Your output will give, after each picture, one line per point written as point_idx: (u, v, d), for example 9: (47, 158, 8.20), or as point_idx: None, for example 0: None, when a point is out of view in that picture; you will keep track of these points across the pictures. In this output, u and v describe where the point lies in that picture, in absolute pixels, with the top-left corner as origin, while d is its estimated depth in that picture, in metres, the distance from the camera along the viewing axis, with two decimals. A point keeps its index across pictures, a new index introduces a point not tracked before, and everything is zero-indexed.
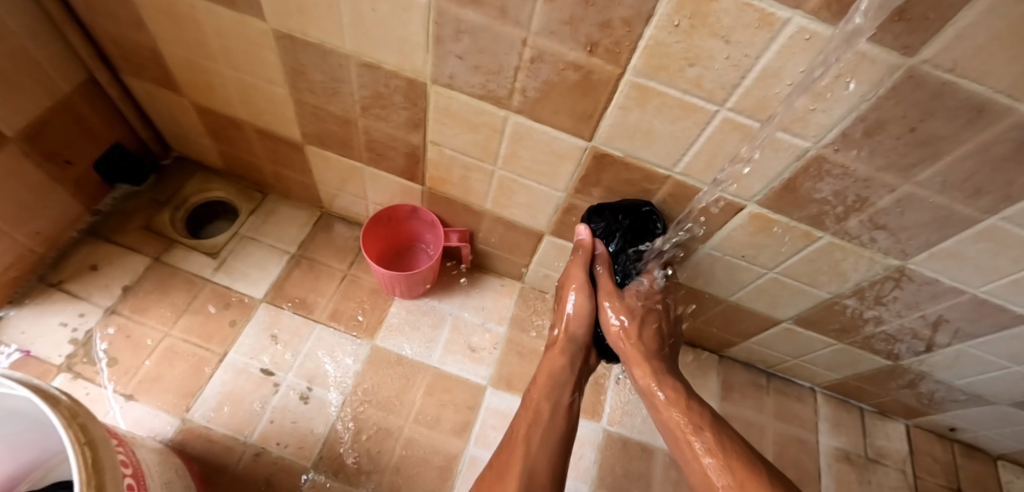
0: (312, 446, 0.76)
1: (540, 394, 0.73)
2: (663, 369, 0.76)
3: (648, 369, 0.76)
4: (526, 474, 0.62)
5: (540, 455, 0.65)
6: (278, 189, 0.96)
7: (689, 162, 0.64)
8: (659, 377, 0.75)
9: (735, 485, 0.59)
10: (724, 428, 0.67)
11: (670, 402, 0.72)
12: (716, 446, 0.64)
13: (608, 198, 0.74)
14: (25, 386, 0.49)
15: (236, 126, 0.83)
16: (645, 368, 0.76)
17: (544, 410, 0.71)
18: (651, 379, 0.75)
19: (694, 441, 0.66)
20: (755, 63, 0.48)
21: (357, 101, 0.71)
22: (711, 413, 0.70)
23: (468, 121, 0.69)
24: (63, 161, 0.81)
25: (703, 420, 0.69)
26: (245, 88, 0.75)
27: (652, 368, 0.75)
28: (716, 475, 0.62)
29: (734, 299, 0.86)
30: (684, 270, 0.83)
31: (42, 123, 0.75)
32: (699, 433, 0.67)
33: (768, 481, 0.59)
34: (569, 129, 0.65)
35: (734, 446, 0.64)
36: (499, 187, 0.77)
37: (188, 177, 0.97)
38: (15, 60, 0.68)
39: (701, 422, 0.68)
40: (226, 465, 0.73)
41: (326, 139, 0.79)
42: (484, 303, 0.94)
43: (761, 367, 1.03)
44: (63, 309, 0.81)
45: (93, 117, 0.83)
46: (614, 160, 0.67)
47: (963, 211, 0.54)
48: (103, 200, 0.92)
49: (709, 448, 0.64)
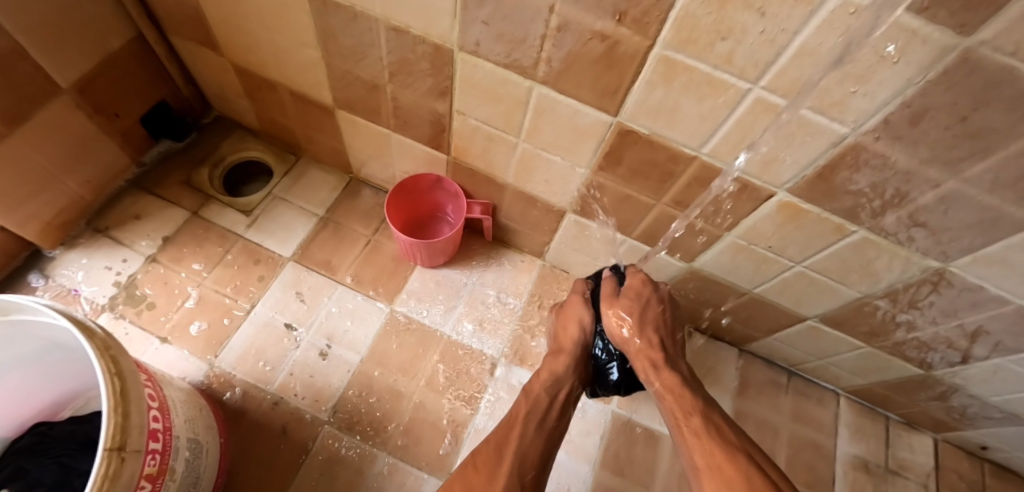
0: (326, 400, 0.80)
1: (540, 385, 0.73)
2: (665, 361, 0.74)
3: (648, 362, 0.74)
4: (519, 456, 0.63)
5: (534, 441, 0.66)
6: (310, 153, 0.98)
7: (717, 143, 0.62)
8: (658, 368, 0.73)
9: (712, 464, 0.57)
10: (715, 423, 0.64)
11: (666, 390, 0.71)
12: (703, 430, 0.63)
13: (631, 178, 0.72)
14: (65, 316, 0.53)
15: (271, 88, 0.86)
16: (645, 361, 0.74)
17: (544, 398, 0.71)
18: (650, 370, 0.73)
19: (683, 425, 0.65)
20: (793, 39, 0.45)
21: (385, 66, 0.71)
22: (704, 401, 0.68)
23: (492, 92, 0.68)
24: (111, 114, 0.86)
25: (694, 406, 0.67)
26: (280, 49, 0.76)
27: (651, 359, 0.74)
28: (699, 456, 0.60)
29: (758, 292, 0.82)
30: (706, 259, 0.80)
31: (92, 77, 0.80)
32: (690, 418, 0.65)
33: (745, 461, 0.56)
34: (593, 104, 0.64)
35: (721, 434, 0.62)
36: (521, 160, 0.77)
37: (226, 136, 1.01)
38: (68, 15, 0.72)
39: (693, 413, 0.66)
40: (247, 410, 0.78)
41: (355, 104, 0.80)
42: (502, 278, 0.94)
43: (782, 365, 1.00)
44: (108, 254, 0.87)
45: (140, 73, 0.87)
46: (639, 138, 0.65)
47: (1014, 214, 0.50)
48: (148, 153, 0.97)
49: (694, 439, 0.62)
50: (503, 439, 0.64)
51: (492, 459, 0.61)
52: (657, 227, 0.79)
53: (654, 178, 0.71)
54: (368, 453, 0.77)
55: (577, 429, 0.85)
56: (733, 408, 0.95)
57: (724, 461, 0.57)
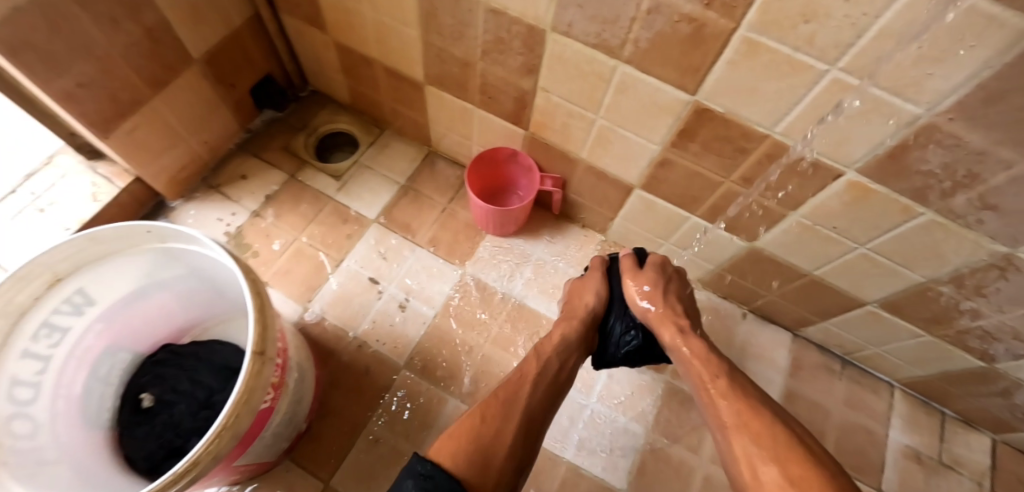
0: (404, 347, 0.89)
1: (552, 350, 0.75)
2: (689, 330, 0.76)
3: (674, 331, 0.75)
4: (527, 416, 0.66)
5: (541, 402, 0.69)
6: (394, 126, 1.08)
7: (791, 122, 0.65)
8: (684, 336, 0.74)
9: (740, 424, 0.60)
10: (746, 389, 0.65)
11: (692, 355, 0.72)
12: (729, 395, 0.64)
13: (703, 156, 0.76)
14: (224, 249, 0.63)
15: (367, 64, 0.95)
16: (671, 329, 0.75)
17: (553, 362, 0.74)
18: (675, 338, 0.75)
19: (710, 387, 0.67)
20: (873, 23, 0.48)
21: (480, 44, 0.78)
22: (730, 368, 0.69)
23: (578, 70, 0.74)
24: (229, 85, 0.98)
25: (721, 370, 0.69)
26: (382, 29, 0.85)
27: (676, 327, 0.76)
28: (727, 414, 0.62)
29: (818, 274, 0.85)
30: (767, 240, 0.84)
31: (216, 50, 0.92)
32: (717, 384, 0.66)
33: (770, 418, 0.59)
34: (674, 82, 0.68)
35: (750, 398, 0.63)
36: (597, 136, 0.83)
37: (320, 109, 1.12)
38: None
39: (718, 377, 0.67)
40: (336, 350, 0.87)
41: (445, 81, 0.88)
42: (566, 250, 1.00)
43: (836, 353, 1.02)
44: (219, 208, 0.99)
45: (254, 48, 0.98)
46: (715, 115, 0.70)
47: None
48: (254, 121, 1.09)
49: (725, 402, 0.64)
50: (512, 397, 0.66)
51: (505, 413, 0.65)
52: (723, 206, 0.83)
53: (726, 155, 0.75)
54: (441, 396, 0.85)
55: (631, 393, 0.90)
56: (784, 389, 0.98)
57: (753, 424, 0.59)
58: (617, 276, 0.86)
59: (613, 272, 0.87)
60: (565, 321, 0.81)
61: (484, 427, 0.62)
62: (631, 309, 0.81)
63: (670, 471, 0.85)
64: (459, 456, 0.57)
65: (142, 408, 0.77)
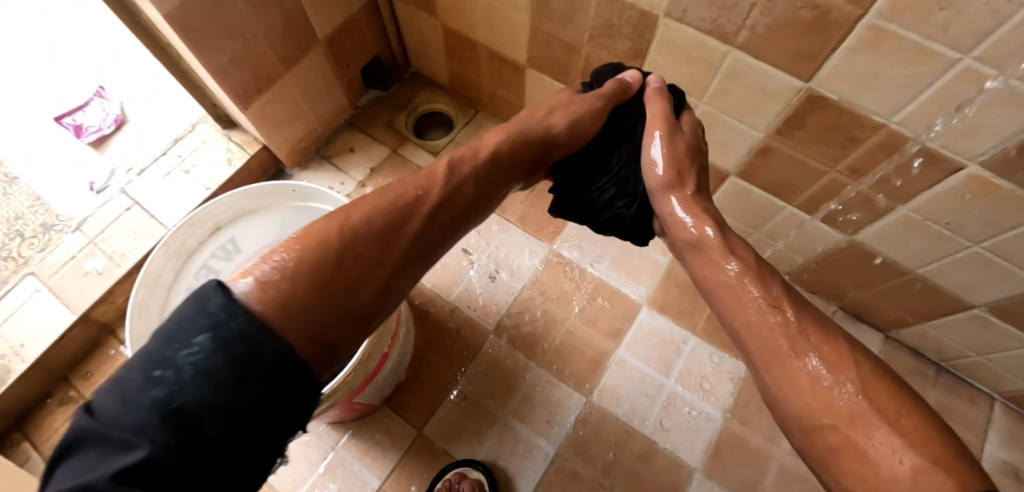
0: (493, 314, 0.95)
1: (471, 170, 0.58)
2: (722, 220, 0.62)
3: (705, 216, 0.61)
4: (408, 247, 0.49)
5: (427, 232, 0.52)
6: (488, 108, 1.14)
7: (911, 111, 0.63)
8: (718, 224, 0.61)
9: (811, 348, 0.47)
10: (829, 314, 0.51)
11: (733, 245, 0.58)
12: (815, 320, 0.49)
13: (810, 146, 0.76)
14: None
15: (472, 47, 1.01)
16: (699, 213, 0.61)
17: (462, 184, 0.56)
18: (704, 219, 0.60)
19: (754, 291, 0.53)
20: (1018, 11, 0.46)
21: (588, 30, 0.82)
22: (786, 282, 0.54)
23: (687, 55, 0.76)
24: (345, 64, 1.07)
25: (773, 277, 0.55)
26: (492, 13, 0.90)
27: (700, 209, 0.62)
28: (778, 331, 0.50)
29: (921, 272, 0.82)
30: (869, 233, 0.82)
31: (339, 32, 1.00)
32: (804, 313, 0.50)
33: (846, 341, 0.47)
34: (788, 69, 0.68)
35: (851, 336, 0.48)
36: (698, 121, 0.86)
37: (420, 90, 1.20)
38: None
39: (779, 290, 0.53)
40: (432, 312, 0.95)
41: (548, 64, 0.93)
42: None
43: (931, 359, 0.98)
44: (329, 178, 1.09)
45: (369, 31, 1.07)
46: (828, 103, 0.69)
47: None
48: (361, 99, 1.18)
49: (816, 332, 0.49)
50: (394, 212, 0.49)
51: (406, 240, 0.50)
52: (823, 197, 0.83)
53: (834, 144, 0.74)
54: (526, 364, 0.91)
55: (710, 377, 0.92)
56: None
57: (830, 351, 0.46)
58: (642, 120, 0.69)
59: (631, 112, 0.70)
60: (506, 124, 0.66)
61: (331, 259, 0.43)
62: (642, 157, 0.67)
63: (745, 457, 0.86)
64: (299, 288, 0.40)
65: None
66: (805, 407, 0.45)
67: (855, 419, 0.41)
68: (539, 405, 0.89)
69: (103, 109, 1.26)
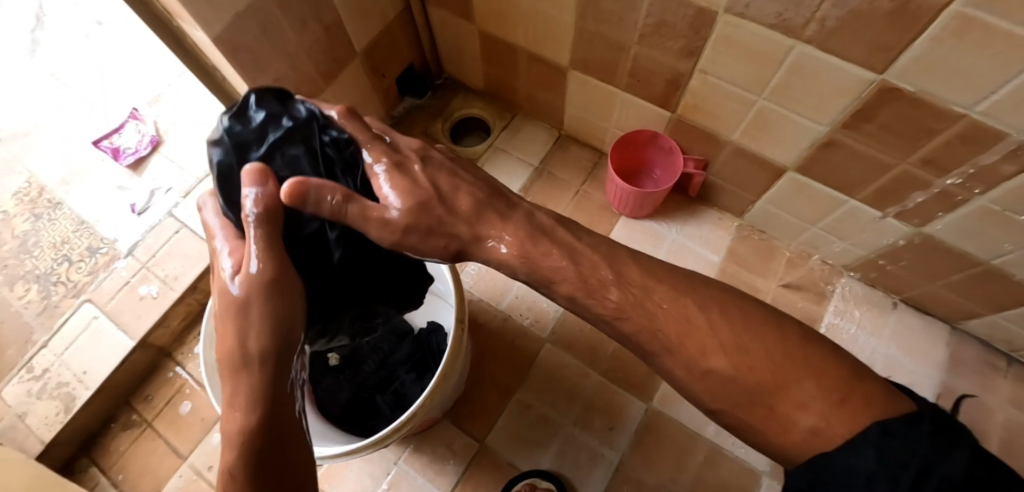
0: (545, 322, 0.94)
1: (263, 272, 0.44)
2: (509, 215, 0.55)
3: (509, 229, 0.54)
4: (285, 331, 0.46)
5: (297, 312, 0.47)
6: (526, 110, 1.13)
7: (997, 102, 0.58)
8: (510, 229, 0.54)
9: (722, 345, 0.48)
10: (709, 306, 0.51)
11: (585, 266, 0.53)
12: (682, 305, 0.51)
13: (880, 139, 0.73)
14: None
15: (511, 51, 0.99)
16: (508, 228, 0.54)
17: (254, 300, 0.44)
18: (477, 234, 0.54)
19: (656, 318, 0.50)
20: None
21: (638, 29, 0.79)
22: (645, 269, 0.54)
23: (747, 51, 0.73)
24: (380, 74, 1.06)
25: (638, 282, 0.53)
26: (534, 16, 0.88)
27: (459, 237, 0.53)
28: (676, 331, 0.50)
29: (996, 263, 0.79)
30: (941, 225, 0.79)
31: (375, 44, 0.99)
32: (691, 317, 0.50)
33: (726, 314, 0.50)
34: (859, 62, 0.64)
35: (739, 316, 0.50)
36: (755, 117, 0.83)
37: (453, 96, 1.19)
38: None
39: (638, 292, 0.52)
40: (485, 321, 0.94)
41: (593, 65, 0.91)
42: (701, 233, 1.06)
43: (1002, 349, 0.95)
44: None
45: (403, 40, 1.06)
46: (903, 95, 0.65)
47: None
48: (397, 108, 1.17)
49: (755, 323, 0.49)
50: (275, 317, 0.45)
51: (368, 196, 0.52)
52: (891, 190, 0.80)
53: (908, 136, 0.70)
54: (585, 371, 0.90)
55: None
56: (939, 384, 0.93)
57: (700, 337, 0.48)
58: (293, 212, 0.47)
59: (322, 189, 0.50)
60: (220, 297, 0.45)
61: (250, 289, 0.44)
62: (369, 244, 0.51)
63: None
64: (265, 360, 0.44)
65: (330, 365, 0.86)
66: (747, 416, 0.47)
67: (781, 386, 0.45)
68: (601, 412, 0.88)
69: (138, 131, 1.27)
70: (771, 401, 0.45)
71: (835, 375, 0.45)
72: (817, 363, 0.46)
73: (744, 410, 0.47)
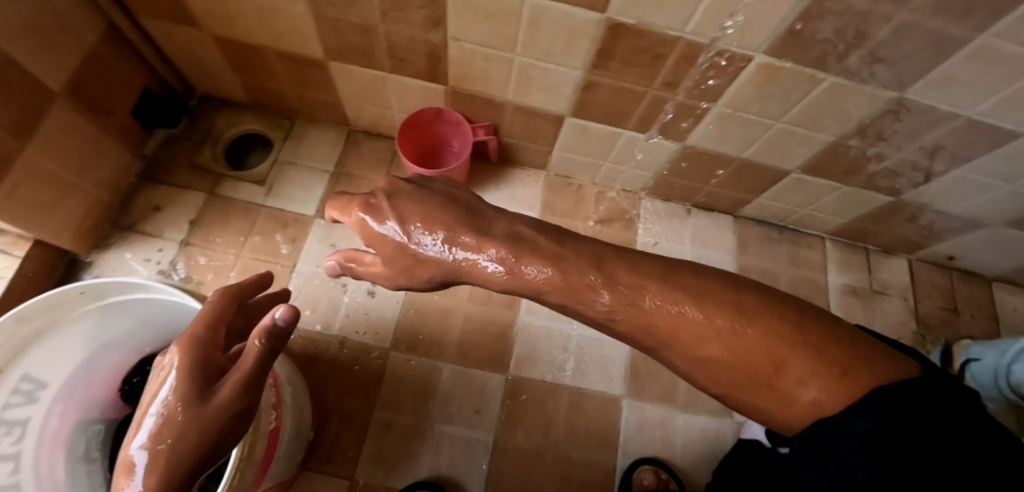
0: (384, 331, 0.89)
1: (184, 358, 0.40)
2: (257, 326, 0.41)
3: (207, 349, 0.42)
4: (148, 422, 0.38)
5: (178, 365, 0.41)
6: (304, 114, 1.03)
7: (699, 20, 0.65)
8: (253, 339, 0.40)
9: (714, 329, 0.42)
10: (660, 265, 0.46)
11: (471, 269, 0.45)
12: (672, 299, 0.43)
13: (634, 68, 0.76)
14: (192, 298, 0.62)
15: (256, 53, 0.87)
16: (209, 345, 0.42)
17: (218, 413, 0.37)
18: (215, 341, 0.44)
19: (601, 292, 0.44)
20: None
21: (377, 6, 0.72)
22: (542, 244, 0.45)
23: (487, 11, 0.71)
24: (107, 112, 0.87)
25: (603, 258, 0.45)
26: (260, 8, 0.76)
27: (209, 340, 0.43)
28: (688, 316, 0.42)
29: (746, 157, 0.92)
30: (696, 135, 0.89)
31: (81, 74, 0.79)
32: (697, 311, 0.43)
33: (742, 296, 0.43)
34: (584, 4, 0.66)
35: (729, 277, 0.46)
36: (520, 74, 0.83)
37: (216, 114, 1.04)
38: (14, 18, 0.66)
39: (596, 274, 0.44)
40: (315, 351, 0.86)
41: (349, 52, 0.83)
42: (514, 195, 1.08)
43: (774, 223, 1.13)
44: (141, 248, 0.92)
45: (120, 62, 0.87)
46: (627, 29, 0.69)
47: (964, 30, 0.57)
48: (147, 145, 0.99)
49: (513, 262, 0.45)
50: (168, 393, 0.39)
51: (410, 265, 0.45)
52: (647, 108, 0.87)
53: (645, 65, 0.75)
54: (433, 366, 0.88)
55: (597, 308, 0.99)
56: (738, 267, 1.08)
57: (751, 342, 0.41)
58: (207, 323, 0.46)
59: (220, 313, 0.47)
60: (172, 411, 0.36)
61: (188, 355, 0.40)
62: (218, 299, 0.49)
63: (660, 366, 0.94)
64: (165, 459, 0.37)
65: None
66: (714, 376, 0.43)
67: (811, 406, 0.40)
68: (463, 401, 0.87)
69: None
70: (771, 383, 0.41)
71: (802, 324, 0.42)
72: (823, 346, 0.40)
73: (743, 393, 0.42)
